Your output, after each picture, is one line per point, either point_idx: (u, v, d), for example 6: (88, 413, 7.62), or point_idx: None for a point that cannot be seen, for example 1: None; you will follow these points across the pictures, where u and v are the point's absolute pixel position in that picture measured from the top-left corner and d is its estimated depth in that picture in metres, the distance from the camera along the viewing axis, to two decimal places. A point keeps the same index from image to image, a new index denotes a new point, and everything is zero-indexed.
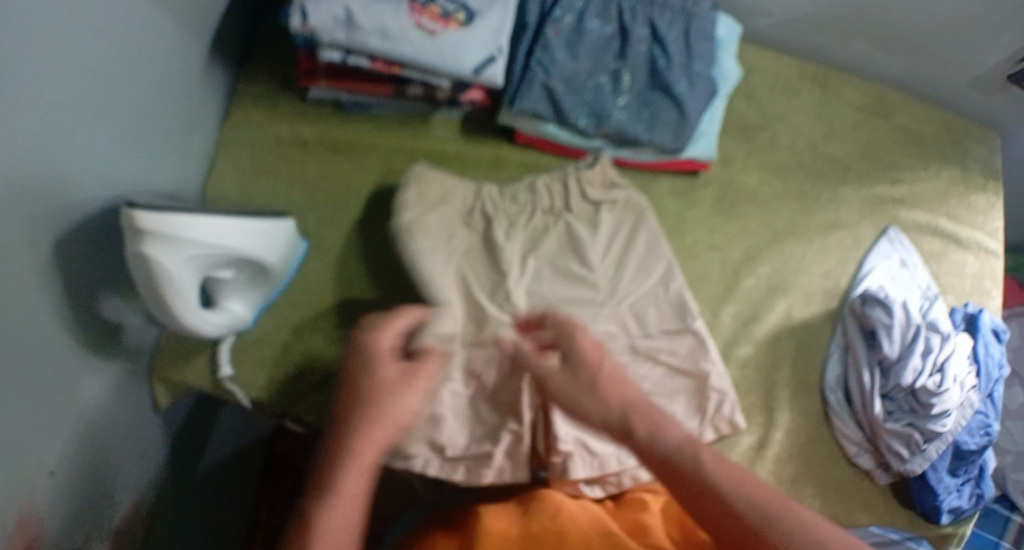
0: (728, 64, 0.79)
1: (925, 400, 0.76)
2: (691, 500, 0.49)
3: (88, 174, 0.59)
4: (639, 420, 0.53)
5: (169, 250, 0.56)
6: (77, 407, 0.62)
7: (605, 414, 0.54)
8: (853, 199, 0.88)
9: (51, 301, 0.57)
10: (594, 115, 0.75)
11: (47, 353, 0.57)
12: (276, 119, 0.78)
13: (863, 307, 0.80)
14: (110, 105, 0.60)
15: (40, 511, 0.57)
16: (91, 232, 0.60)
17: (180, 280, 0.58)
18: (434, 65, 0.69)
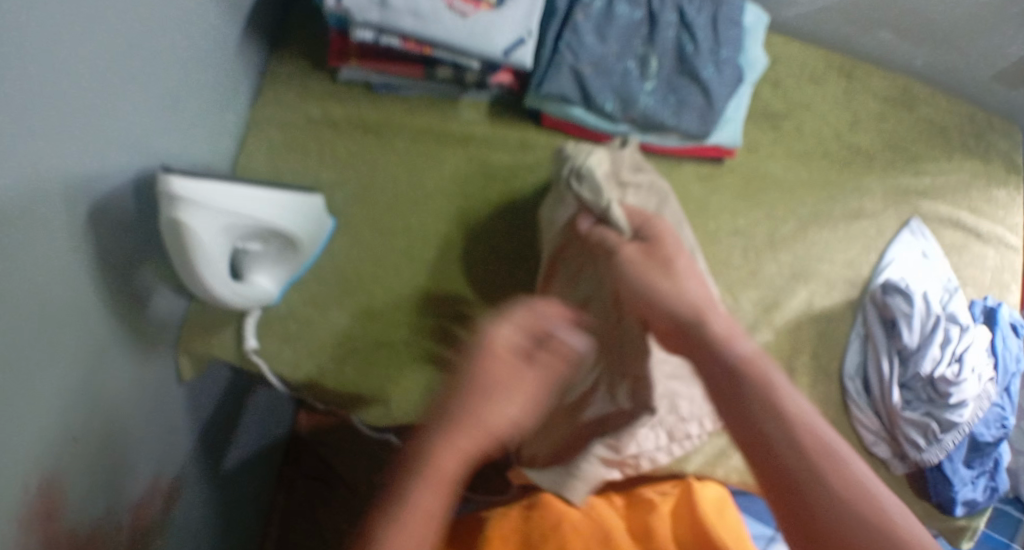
0: (755, 51, 0.80)
1: (943, 389, 0.76)
2: (734, 414, 0.47)
3: (127, 142, 0.60)
4: (710, 318, 0.55)
5: (203, 218, 0.57)
6: (107, 374, 0.64)
7: (677, 308, 0.57)
8: (876, 189, 0.89)
9: (87, 265, 0.58)
10: (621, 99, 0.76)
11: (81, 319, 0.59)
12: (306, 98, 0.79)
13: (884, 295, 0.81)
14: (147, 77, 0.61)
15: (67, 472, 0.59)
16: (127, 200, 0.61)
17: (210, 246, 0.59)
18: (466, 46, 0.70)
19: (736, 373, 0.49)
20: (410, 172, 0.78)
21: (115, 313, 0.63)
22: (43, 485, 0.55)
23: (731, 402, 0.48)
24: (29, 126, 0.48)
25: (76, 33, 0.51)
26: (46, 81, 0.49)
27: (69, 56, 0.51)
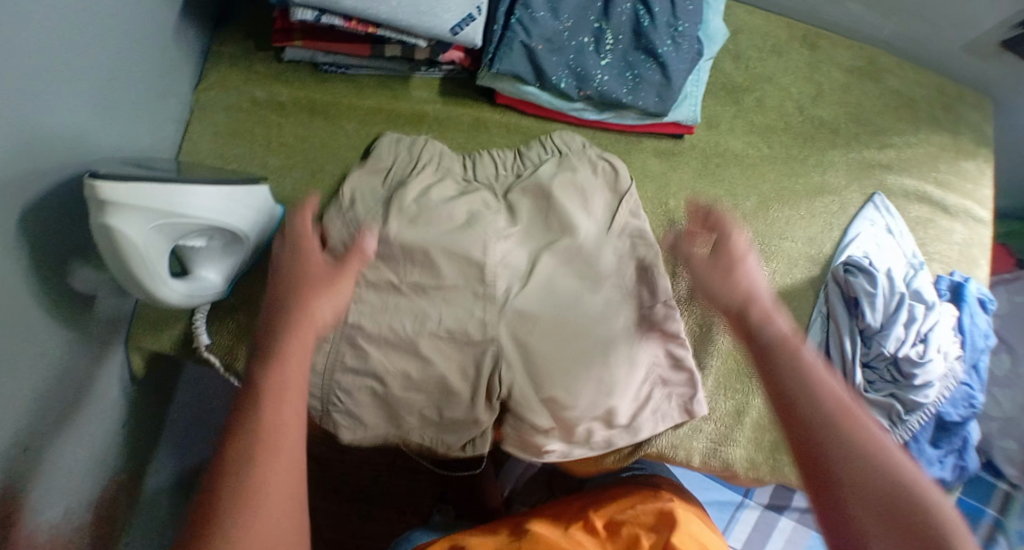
0: (715, 23, 0.78)
1: (907, 370, 0.77)
2: (842, 475, 0.44)
3: (57, 138, 0.58)
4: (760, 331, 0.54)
5: (135, 220, 0.55)
6: (54, 377, 0.62)
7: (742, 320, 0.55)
8: (841, 164, 0.87)
9: (20, 269, 0.56)
10: (576, 76, 0.73)
11: (19, 323, 0.57)
12: (250, 80, 0.77)
13: (846, 274, 0.80)
14: (76, 68, 0.59)
15: (17, 478, 0.58)
16: (60, 198, 0.59)
17: (151, 251, 0.57)
18: (411, 24, 0.67)
19: (863, 455, 0.44)
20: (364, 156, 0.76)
21: (56, 313, 0.62)
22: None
23: (847, 446, 0.45)
24: None
25: None
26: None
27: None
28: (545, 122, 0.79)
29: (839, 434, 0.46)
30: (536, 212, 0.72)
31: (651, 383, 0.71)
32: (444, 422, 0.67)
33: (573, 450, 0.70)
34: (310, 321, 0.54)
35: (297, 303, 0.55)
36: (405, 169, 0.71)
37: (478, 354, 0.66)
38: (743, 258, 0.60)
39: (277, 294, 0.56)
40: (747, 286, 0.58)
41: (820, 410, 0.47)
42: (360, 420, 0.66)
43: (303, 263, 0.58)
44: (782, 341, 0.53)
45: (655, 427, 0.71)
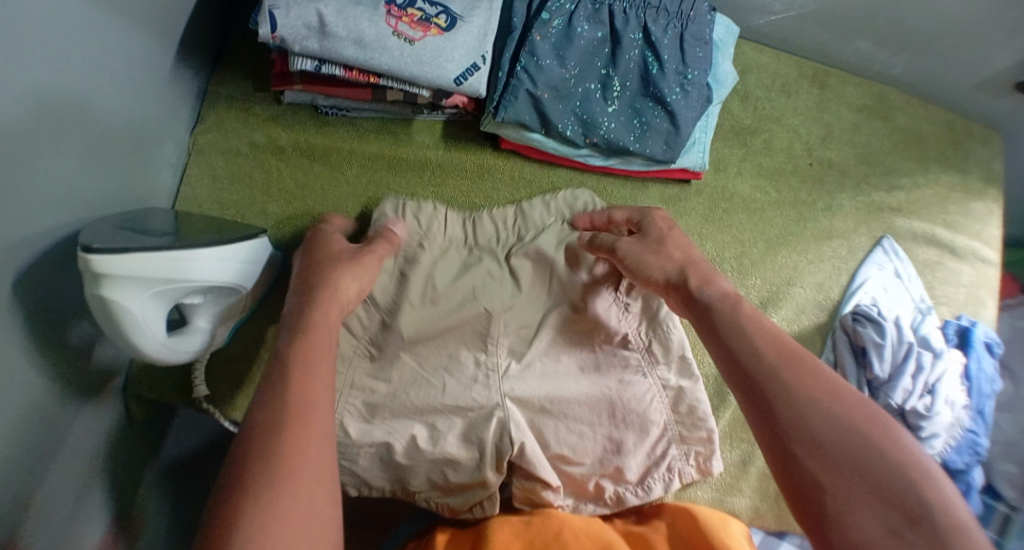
0: (724, 67, 0.76)
1: (914, 422, 0.76)
2: (814, 417, 0.45)
3: (49, 202, 0.56)
4: (690, 271, 0.59)
5: (129, 288, 0.53)
6: (49, 441, 0.61)
7: (664, 272, 0.60)
8: (849, 207, 0.86)
9: (15, 340, 0.55)
10: (582, 123, 0.72)
11: (11, 392, 0.55)
12: (247, 124, 0.75)
13: (854, 323, 0.79)
14: (63, 128, 0.56)
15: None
16: (54, 263, 0.57)
17: (148, 318, 0.56)
18: (414, 74, 0.66)
19: (827, 394, 0.46)
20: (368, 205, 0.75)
21: (49, 378, 0.60)
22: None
23: (786, 366, 0.48)
24: None
25: None
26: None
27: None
28: (550, 168, 0.78)
29: (780, 362, 0.49)
30: (539, 276, 0.73)
31: (666, 441, 0.71)
32: (452, 485, 0.67)
33: (585, 505, 0.71)
34: (342, 293, 0.58)
35: (338, 269, 0.60)
36: (408, 239, 0.72)
37: (483, 418, 0.67)
38: (676, 236, 0.64)
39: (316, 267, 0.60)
40: (682, 254, 0.61)
41: (755, 343, 0.50)
42: (366, 480, 0.67)
43: (348, 263, 0.61)
44: (724, 297, 0.56)
45: (668, 485, 0.71)
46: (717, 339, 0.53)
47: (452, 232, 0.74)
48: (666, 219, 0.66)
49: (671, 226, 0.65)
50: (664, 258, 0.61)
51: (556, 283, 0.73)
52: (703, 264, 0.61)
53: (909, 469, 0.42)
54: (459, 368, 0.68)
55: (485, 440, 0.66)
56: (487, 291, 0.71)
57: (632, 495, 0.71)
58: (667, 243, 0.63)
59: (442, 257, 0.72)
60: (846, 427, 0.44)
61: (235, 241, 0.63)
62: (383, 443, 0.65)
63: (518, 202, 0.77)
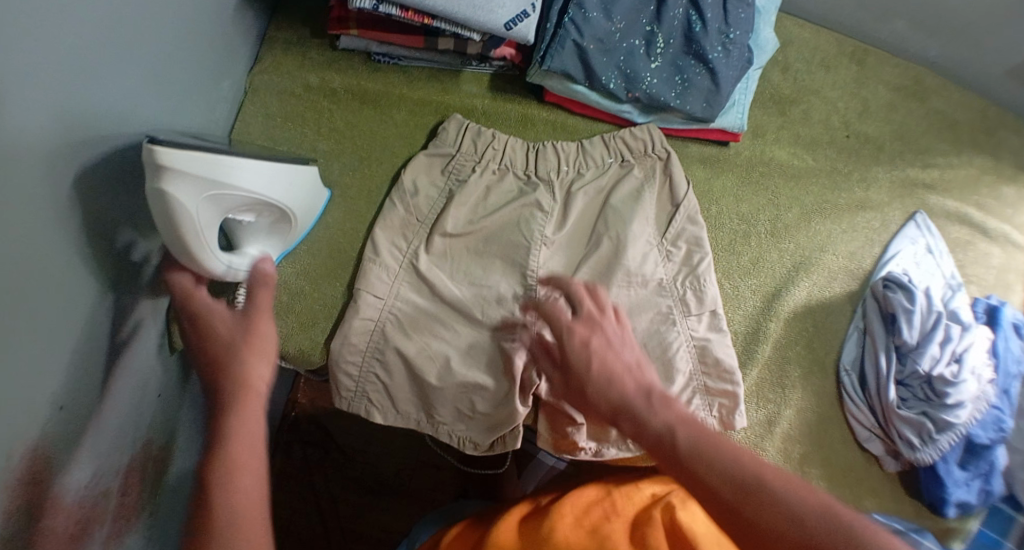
0: (765, 33, 0.78)
1: (940, 388, 0.76)
2: (798, 530, 0.48)
3: (111, 109, 0.59)
4: (624, 416, 0.60)
5: (188, 190, 0.56)
6: (95, 343, 0.63)
7: (604, 404, 0.62)
8: (883, 180, 0.87)
9: (72, 232, 0.57)
10: (625, 78, 0.74)
11: (62, 282, 0.57)
12: (303, 67, 0.78)
13: (885, 289, 0.80)
14: (131, 40, 0.60)
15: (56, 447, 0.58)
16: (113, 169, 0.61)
17: (200, 219, 0.58)
18: (467, 17, 0.69)
19: (813, 518, 0.49)
20: (432, 129, 0.79)
21: (96, 281, 0.62)
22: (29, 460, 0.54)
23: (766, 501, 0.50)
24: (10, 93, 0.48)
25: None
26: (15, 39, 0.47)
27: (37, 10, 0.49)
28: (591, 122, 0.81)
29: (761, 506, 0.50)
30: (585, 216, 0.78)
31: (691, 390, 0.75)
32: (480, 413, 0.74)
33: (606, 449, 0.76)
34: (252, 389, 0.60)
35: (237, 361, 0.62)
36: (465, 165, 0.77)
37: (515, 350, 0.73)
38: (596, 361, 0.63)
39: (222, 374, 0.62)
40: (607, 377, 0.62)
41: (724, 472, 0.52)
42: (395, 402, 0.73)
43: (229, 348, 0.63)
44: (664, 435, 0.56)
45: None
46: (698, 490, 0.53)
47: (512, 163, 0.78)
48: (584, 342, 0.65)
49: (589, 335, 0.65)
50: (604, 379, 0.62)
51: (599, 225, 0.77)
52: (631, 394, 0.61)
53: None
54: (499, 298, 0.75)
55: (514, 372, 0.72)
56: (538, 222, 0.76)
57: None
58: (591, 381, 0.63)
59: (496, 189, 0.77)
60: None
61: (285, 165, 0.66)
62: (415, 358, 0.72)
63: (578, 140, 0.80)
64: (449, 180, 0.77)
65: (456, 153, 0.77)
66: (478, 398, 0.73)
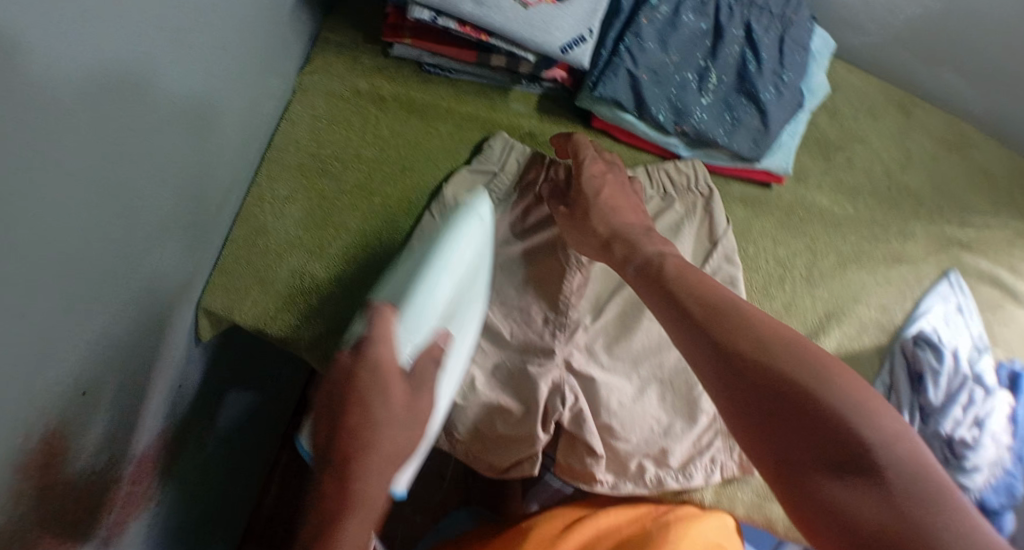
0: (818, 78, 0.77)
1: (960, 452, 0.75)
2: (768, 360, 0.52)
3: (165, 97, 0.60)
4: (619, 241, 0.70)
5: (469, 236, 0.67)
6: (121, 327, 0.64)
7: (597, 237, 0.71)
8: (921, 235, 0.85)
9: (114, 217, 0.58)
10: (675, 111, 0.73)
11: (100, 265, 0.58)
12: (353, 71, 0.79)
13: (914, 347, 0.79)
14: (191, 32, 0.61)
15: (69, 427, 0.60)
16: (162, 159, 0.62)
17: (463, 258, 0.65)
18: (524, 38, 0.69)
19: (790, 355, 0.52)
20: (476, 145, 0.80)
21: (133, 266, 0.63)
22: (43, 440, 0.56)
23: (807, 379, 0.50)
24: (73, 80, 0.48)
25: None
26: (83, 23, 0.47)
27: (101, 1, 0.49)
28: (636, 152, 0.81)
29: (744, 337, 0.54)
30: None
31: (714, 431, 0.77)
32: (500, 437, 0.74)
33: (623, 484, 0.75)
34: (388, 466, 0.53)
35: (373, 429, 0.52)
36: (500, 188, 0.78)
37: (540, 376, 0.73)
38: (603, 194, 0.73)
39: (347, 434, 0.52)
40: (620, 220, 0.71)
41: (710, 305, 0.58)
42: None
43: (368, 402, 0.52)
44: (688, 282, 0.62)
45: (709, 475, 0.76)
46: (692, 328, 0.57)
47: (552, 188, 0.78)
48: (599, 173, 0.74)
49: (606, 185, 0.74)
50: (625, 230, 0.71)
51: None
52: (633, 228, 0.71)
53: (875, 437, 0.48)
54: (529, 320, 0.76)
55: (536, 400, 0.72)
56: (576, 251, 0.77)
57: (673, 479, 0.75)
58: (597, 205, 0.72)
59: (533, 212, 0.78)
60: (816, 399, 0.49)
61: (475, 294, 0.69)
62: None
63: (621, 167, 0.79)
64: (490, 201, 0.78)
65: (493, 175, 0.77)
66: (500, 421, 0.73)
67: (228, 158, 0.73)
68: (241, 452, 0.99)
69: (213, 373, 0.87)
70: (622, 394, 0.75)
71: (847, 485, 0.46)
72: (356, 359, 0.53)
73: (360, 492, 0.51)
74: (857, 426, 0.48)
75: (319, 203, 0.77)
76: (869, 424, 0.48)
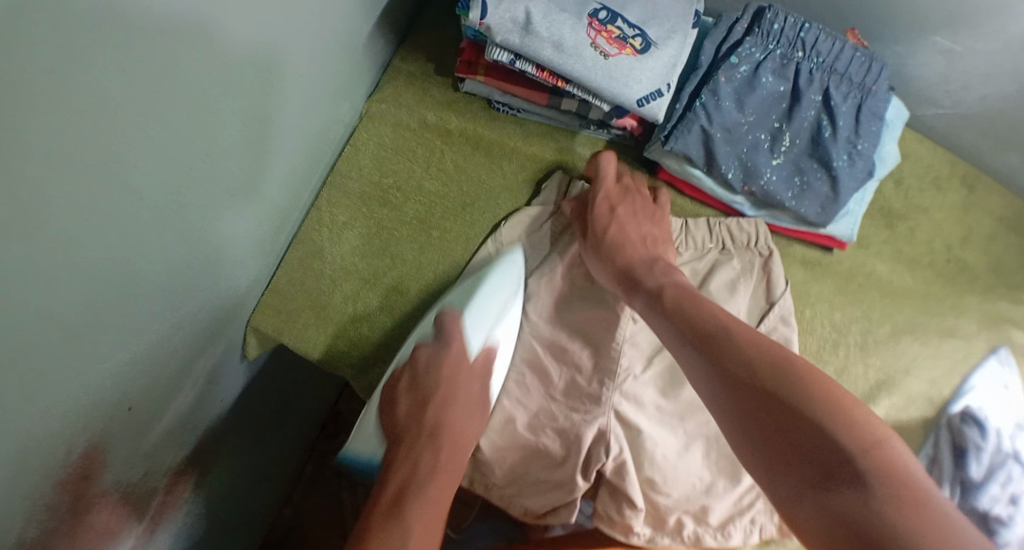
0: (889, 147, 0.77)
1: (994, 526, 0.72)
2: (752, 372, 0.55)
3: (234, 121, 0.60)
4: (635, 271, 0.70)
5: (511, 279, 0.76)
6: (170, 344, 0.64)
7: (614, 268, 0.72)
8: (974, 311, 0.84)
9: (173, 240, 0.58)
10: (745, 170, 0.73)
11: (157, 285, 0.58)
12: (423, 102, 0.79)
13: (960, 423, 0.78)
14: (269, 60, 0.61)
15: (109, 440, 0.60)
16: (224, 181, 0.62)
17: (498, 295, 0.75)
18: (600, 88, 0.68)
19: (771, 368, 0.55)
20: (537, 185, 0.80)
21: (189, 287, 0.63)
22: (83, 452, 0.57)
23: (788, 391, 0.53)
24: (140, 106, 0.48)
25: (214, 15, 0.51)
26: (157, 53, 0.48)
27: (178, 37, 0.49)
28: (700, 205, 0.80)
29: (725, 350, 0.57)
30: None
31: (755, 494, 0.75)
32: (538, 481, 0.73)
33: (661, 537, 0.73)
34: (463, 446, 0.69)
35: (454, 417, 0.70)
36: (553, 229, 0.80)
37: (585, 422, 0.71)
38: (613, 230, 0.73)
39: (435, 410, 0.70)
40: (630, 251, 0.71)
41: (705, 321, 0.60)
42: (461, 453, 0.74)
43: (454, 381, 0.72)
44: (684, 296, 0.64)
45: (748, 536, 0.75)
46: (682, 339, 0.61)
47: None
48: (610, 208, 0.74)
49: (622, 218, 0.74)
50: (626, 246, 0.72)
51: None
52: (640, 261, 0.70)
53: (854, 446, 0.49)
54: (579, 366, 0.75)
55: (581, 445, 0.70)
56: None
57: (710, 537, 0.73)
58: (609, 240, 0.73)
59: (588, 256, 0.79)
60: (798, 410, 0.51)
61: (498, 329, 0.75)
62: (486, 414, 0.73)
63: (682, 219, 0.79)
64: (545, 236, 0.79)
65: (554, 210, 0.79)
66: (540, 465, 0.73)
67: (293, 181, 0.74)
68: (272, 463, 0.98)
69: (257, 387, 0.87)
70: (666, 448, 0.74)
71: (830, 493, 0.48)
72: (439, 350, 0.73)
73: (449, 457, 0.67)
74: (839, 437, 0.49)
75: (377, 231, 0.78)
76: (849, 433, 0.49)
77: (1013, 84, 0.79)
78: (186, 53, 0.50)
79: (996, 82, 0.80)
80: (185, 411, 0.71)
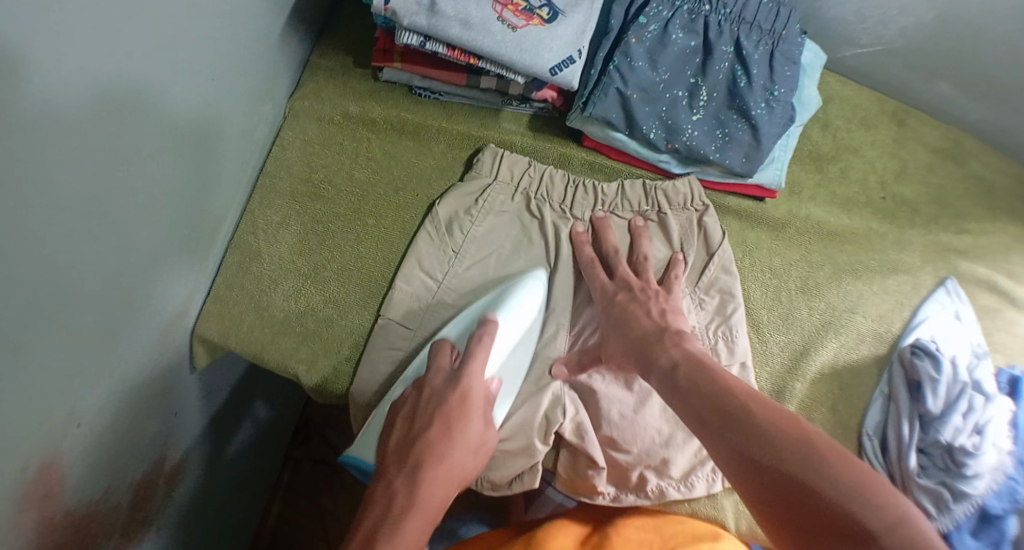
0: (809, 90, 0.78)
1: (960, 458, 0.70)
2: (749, 424, 0.54)
3: (153, 133, 0.60)
4: (633, 348, 0.68)
5: (529, 300, 0.73)
6: (116, 364, 0.64)
7: (619, 349, 0.70)
8: (917, 244, 0.84)
9: (101, 258, 0.58)
10: (666, 129, 0.74)
11: (93, 304, 0.58)
12: (345, 95, 0.81)
13: (912, 356, 0.76)
14: (183, 68, 0.61)
15: (65, 460, 0.60)
16: (153, 195, 0.62)
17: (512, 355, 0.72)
18: (513, 61, 0.69)
19: (763, 420, 0.54)
20: (467, 161, 0.81)
21: (125, 305, 0.63)
22: (41, 470, 0.57)
23: (781, 437, 0.52)
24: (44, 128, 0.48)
25: (111, 27, 0.52)
26: (56, 71, 0.48)
27: (74, 53, 0.49)
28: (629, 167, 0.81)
29: (734, 417, 0.56)
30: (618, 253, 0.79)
31: None
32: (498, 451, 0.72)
33: (626, 495, 0.73)
34: (450, 471, 0.63)
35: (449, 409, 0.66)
36: (499, 195, 0.78)
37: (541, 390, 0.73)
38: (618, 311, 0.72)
39: (424, 444, 0.64)
40: (639, 329, 0.69)
41: (705, 380, 0.60)
42: None
43: (448, 422, 0.65)
44: (687, 357, 0.63)
45: (711, 485, 0.74)
46: (685, 399, 0.60)
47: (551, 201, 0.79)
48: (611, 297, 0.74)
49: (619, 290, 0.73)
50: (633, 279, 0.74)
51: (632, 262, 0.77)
52: (649, 333, 0.68)
53: (840, 492, 0.48)
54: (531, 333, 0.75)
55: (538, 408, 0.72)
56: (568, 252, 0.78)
57: (674, 490, 0.73)
58: (614, 324, 0.71)
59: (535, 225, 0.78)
60: (794, 460, 0.51)
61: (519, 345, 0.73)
62: None
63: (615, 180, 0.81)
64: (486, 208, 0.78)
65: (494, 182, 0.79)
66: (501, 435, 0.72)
67: (225, 185, 0.74)
68: (246, 472, 0.99)
69: (215, 397, 0.87)
70: (623, 405, 0.74)
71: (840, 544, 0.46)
72: (445, 383, 0.67)
73: (426, 487, 0.62)
74: (827, 486, 0.49)
75: (313, 226, 0.78)
76: (841, 478, 0.49)
77: (929, 14, 0.80)
78: (88, 63, 0.50)
79: (912, 14, 0.81)
80: (142, 429, 0.71)
